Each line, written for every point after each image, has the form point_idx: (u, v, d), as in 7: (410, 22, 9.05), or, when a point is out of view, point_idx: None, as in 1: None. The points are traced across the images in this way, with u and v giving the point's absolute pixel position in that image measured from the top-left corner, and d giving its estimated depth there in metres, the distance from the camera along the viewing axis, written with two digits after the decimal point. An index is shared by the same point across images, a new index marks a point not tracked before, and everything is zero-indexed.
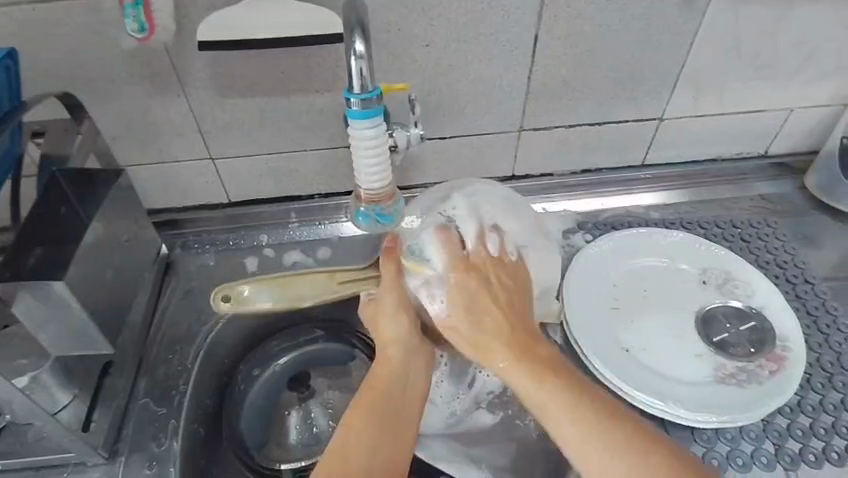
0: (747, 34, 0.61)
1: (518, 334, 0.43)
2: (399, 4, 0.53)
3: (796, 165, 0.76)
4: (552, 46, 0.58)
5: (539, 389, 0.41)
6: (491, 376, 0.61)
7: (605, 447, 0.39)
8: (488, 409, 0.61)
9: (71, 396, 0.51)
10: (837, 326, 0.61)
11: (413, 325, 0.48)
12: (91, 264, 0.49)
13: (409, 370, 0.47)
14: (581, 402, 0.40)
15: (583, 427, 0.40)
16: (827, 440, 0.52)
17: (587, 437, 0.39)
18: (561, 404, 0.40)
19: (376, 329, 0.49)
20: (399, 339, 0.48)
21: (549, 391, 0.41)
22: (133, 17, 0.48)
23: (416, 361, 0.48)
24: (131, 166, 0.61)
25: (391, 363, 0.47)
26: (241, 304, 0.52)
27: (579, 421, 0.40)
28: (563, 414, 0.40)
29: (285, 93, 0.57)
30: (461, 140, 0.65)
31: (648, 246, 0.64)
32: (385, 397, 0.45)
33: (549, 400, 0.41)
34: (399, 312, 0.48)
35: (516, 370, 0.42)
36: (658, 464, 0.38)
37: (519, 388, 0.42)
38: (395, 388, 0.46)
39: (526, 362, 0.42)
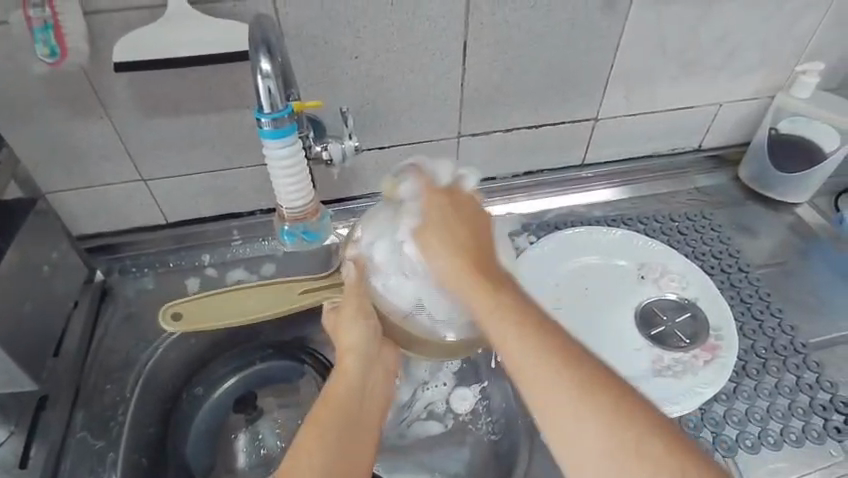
0: (671, 34, 0.62)
1: (482, 271, 0.38)
2: (323, 17, 0.52)
3: (729, 157, 0.79)
4: (482, 52, 0.59)
5: (522, 341, 0.35)
6: (439, 386, 0.63)
7: (574, 407, 0.34)
8: (438, 417, 0.61)
9: (8, 432, 0.51)
10: (770, 312, 0.63)
11: (376, 331, 0.46)
12: (9, 297, 0.48)
13: (367, 382, 0.45)
14: (565, 363, 0.35)
15: (561, 392, 0.34)
16: (762, 425, 0.54)
17: (562, 397, 0.34)
18: (530, 351, 0.35)
19: (336, 337, 0.46)
20: (362, 346, 0.45)
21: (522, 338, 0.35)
22: (42, 41, 0.46)
23: (376, 369, 0.47)
24: (57, 191, 0.59)
25: (350, 375, 0.44)
26: (189, 323, 0.53)
27: (564, 381, 0.34)
28: (535, 367, 0.35)
29: (214, 110, 0.56)
30: (400, 149, 0.65)
31: (588, 244, 0.66)
32: (348, 409, 0.42)
33: (521, 351, 0.35)
34: (362, 318, 0.45)
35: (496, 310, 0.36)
36: (626, 420, 0.33)
37: (486, 320, 0.37)
38: (354, 403, 0.43)
39: (505, 309, 0.36)
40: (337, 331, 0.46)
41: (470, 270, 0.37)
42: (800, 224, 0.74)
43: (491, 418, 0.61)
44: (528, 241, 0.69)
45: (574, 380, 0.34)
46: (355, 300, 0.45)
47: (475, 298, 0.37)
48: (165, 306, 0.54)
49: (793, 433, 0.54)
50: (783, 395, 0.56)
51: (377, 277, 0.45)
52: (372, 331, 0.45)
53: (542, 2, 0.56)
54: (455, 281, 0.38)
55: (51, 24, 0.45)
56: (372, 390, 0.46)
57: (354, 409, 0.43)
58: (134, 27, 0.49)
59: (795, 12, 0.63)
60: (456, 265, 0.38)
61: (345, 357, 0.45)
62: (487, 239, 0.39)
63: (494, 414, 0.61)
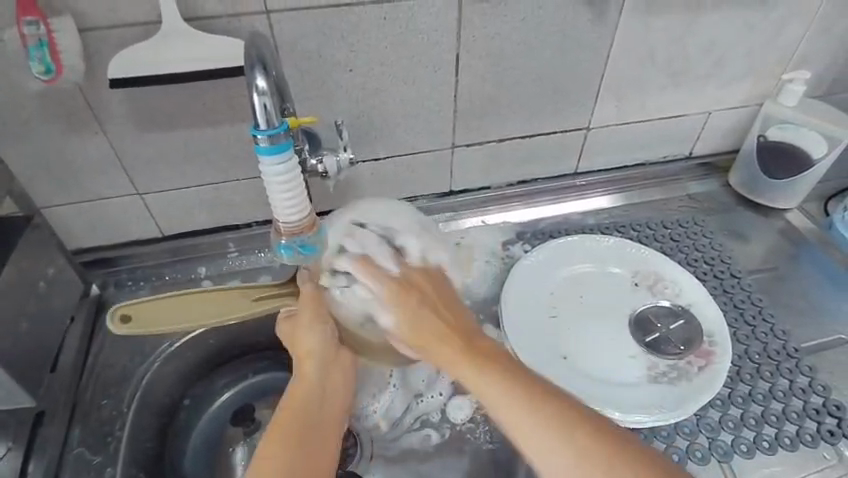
0: (660, 44, 0.63)
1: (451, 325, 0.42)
2: (317, 32, 0.53)
3: (720, 164, 0.80)
4: (474, 65, 0.59)
5: (488, 373, 0.39)
6: (434, 396, 0.62)
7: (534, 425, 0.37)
8: (434, 427, 0.61)
9: (6, 448, 0.51)
10: (763, 317, 0.64)
11: (330, 336, 0.47)
12: (5, 315, 0.48)
13: (327, 383, 0.45)
14: (520, 390, 0.38)
15: (520, 416, 0.37)
16: (757, 429, 0.55)
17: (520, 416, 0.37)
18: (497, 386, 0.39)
19: (292, 344, 0.47)
20: (318, 350, 0.45)
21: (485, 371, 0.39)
22: (38, 59, 0.45)
23: (339, 371, 0.46)
24: (52, 206, 0.59)
25: (307, 380, 0.44)
26: (137, 326, 0.57)
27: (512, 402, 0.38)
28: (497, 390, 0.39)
29: (209, 124, 0.56)
30: (395, 161, 0.66)
31: (582, 252, 0.67)
32: (306, 412, 0.41)
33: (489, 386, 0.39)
34: (318, 323, 0.46)
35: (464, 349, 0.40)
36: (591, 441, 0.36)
37: (463, 377, 0.40)
38: (314, 407, 0.42)
39: (468, 349, 0.41)
40: (293, 341, 0.46)
41: (442, 333, 0.41)
42: (790, 229, 0.75)
43: (489, 427, 0.61)
44: (523, 250, 0.70)
45: (541, 405, 0.37)
46: (311, 306, 0.47)
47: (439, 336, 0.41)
48: (115, 308, 0.58)
49: (787, 437, 0.54)
50: (777, 400, 0.57)
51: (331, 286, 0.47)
52: (329, 337, 0.46)
53: (533, 14, 0.57)
54: (446, 353, 0.41)
55: (46, 41, 0.45)
56: (332, 394, 0.45)
57: (315, 413, 0.42)
58: (130, 43, 0.49)
59: (780, 22, 0.65)
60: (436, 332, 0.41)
61: (302, 362, 0.45)
62: (454, 308, 0.44)
63: (492, 423, 0.61)
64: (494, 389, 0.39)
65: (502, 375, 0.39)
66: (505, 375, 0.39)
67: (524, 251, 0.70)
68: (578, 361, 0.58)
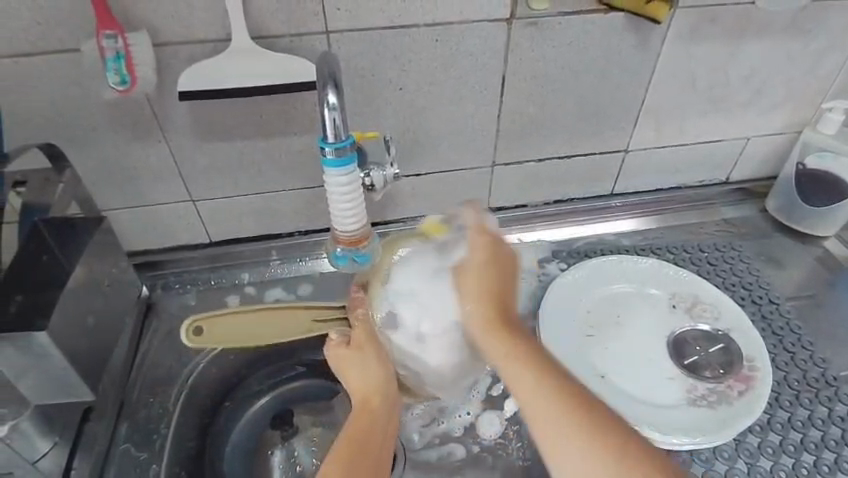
0: (701, 71, 0.65)
1: (504, 325, 0.43)
2: (371, 51, 0.55)
3: (756, 190, 0.80)
4: (519, 86, 0.61)
5: (545, 392, 0.39)
6: (464, 415, 0.62)
7: (576, 435, 0.37)
8: (463, 440, 0.61)
9: (51, 444, 0.53)
10: (801, 344, 0.64)
11: (386, 370, 0.47)
12: (71, 313, 0.50)
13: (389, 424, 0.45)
14: (575, 406, 0.38)
15: (561, 424, 0.38)
16: (796, 456, 0.54)
17: (558, 418, 0.38)
18: (548, 394, 0.39)
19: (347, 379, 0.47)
20: (375, 385, 0.46)
21: (538, 386, 0.39)
22: (114, 70, 0.49)
23: (393, 408, 0.46)
24: (111, 210, 0.62)
25: (370, 413, 0.44)
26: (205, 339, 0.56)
27: (559, 411, 0.38)
28: (545, 406, 0.39)
29: (263, 136, 0.59)
30: (436, 176, 0.67)
31: (619, 272, 0.67)
32: (365, 437, 0.43)
33: (540, 406, 0.39)
34: (375, 360, 0.47)
35: (518, 364, 0.40)
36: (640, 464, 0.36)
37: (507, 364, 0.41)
38: (374, 441, 0.43)
39: (518, 355, 0.41)
40: (343, 373, 0.47)
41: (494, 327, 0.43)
42: (827, 256, 0.75)
43: (523, 444, 0.61)
44: (559, 268, 0.71)
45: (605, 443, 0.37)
46: (368, 338, 0.48)
47: (496, 347, 0.42)
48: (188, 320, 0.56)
49: (826, 465, 0.54)
50: (815, 427, 0.56)
51: (384, 323, 0.50)
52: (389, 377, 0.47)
53: (578, 38, 0.59)
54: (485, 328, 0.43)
55: (123, 54, 0.49)
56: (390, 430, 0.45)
57: (374, 447, 0.42)
58: (198, 58, 0.52)
59: (821, 52, 0.66)
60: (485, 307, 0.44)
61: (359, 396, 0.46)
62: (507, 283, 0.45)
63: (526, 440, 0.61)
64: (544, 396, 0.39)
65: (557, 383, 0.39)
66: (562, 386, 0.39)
67: (560, 269, 0.71)
68: (615, 380, 0.59)
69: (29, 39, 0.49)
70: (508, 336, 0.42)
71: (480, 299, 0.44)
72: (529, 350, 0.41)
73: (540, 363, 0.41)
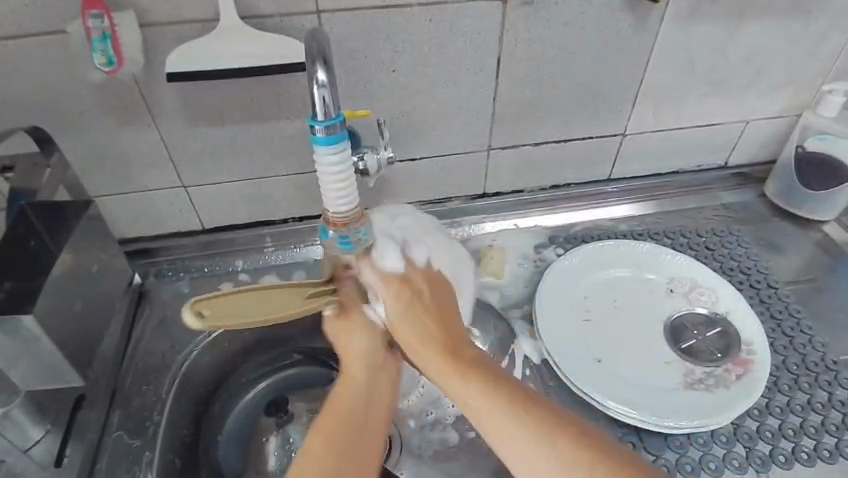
0: (700, 52, 0.63)
1: (453, 356, 0.45)
2: (364, 32, 0.54)
3: (754, 175, 0.79)
4: (515, 68, 0.60)
5: (505, 414, 0.41)
6: (455, 404, 0.62)
7: (533, 444, 0.40)
8: (458, 427, 0.61)
9: (44, 432, 0.52)
10: (800, 328, 0.63)
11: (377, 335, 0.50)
12: (60, 296, 0.50)
13: (375, 390, 0.48)
14: (521, 405, 0.41)
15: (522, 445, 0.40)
16: (796, 440, 0.54)
17: (514, 432, 0.40)
18: (506, 418, 0.41)
19: (338, 343, 0.50)
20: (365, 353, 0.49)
21: (485, 404, 0.42)
22: (101, 51, 0.48)
23: (379, 375, 0.49)
24: (102, 196, 0.61)
25: (356, 379, 0.48)
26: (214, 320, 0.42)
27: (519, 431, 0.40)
28: (492, 418, 0.41)
29: (255, 120, 0.58)
30: (431, 161, 0.67)
31: (616, 257, 0.67)
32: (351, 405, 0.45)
33: (490, 418, 0.41)
34: (366, 328, 0.50)
35: (461, 385, 0.43)
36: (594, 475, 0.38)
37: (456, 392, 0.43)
38: (359, 408, 0.45)
39: (468, 380, 0.43)
40: (339, 342, 0.50)
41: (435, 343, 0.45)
42: (827, 241, 0.74)
43: None
44: (556, 254, 0.70)
45: (551, 444, 0.39)
46: (357, 307, 0.50)
47: (432, 363, 0.45)
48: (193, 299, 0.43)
49: (826, 449, 0.53)
50: (815, 411, 0.56)
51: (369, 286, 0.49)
52: (378, 342, 0.50)
53: (575, 19, 0.58)
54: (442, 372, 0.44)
55: (109, 34, 0.48)
56: (378, 398, 0.48)
57: (359, 415, 0.45)
58: (186, 39, 0.51)
59: (822, 33, 0.65)
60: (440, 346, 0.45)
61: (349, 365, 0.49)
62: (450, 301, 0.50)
63: None
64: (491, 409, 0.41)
65: (506, 397, 0.42)
66: (509, 395, 0.42)
67: (557, 255, 0.70)
68: (612, 364, 0.58)
69: (14, 21, 0.48)
70: (461, 371, 0.44)
71: (410, 307, 0.47)
72: (467, 364, 0.44)
73: (490, 387, 0.42)
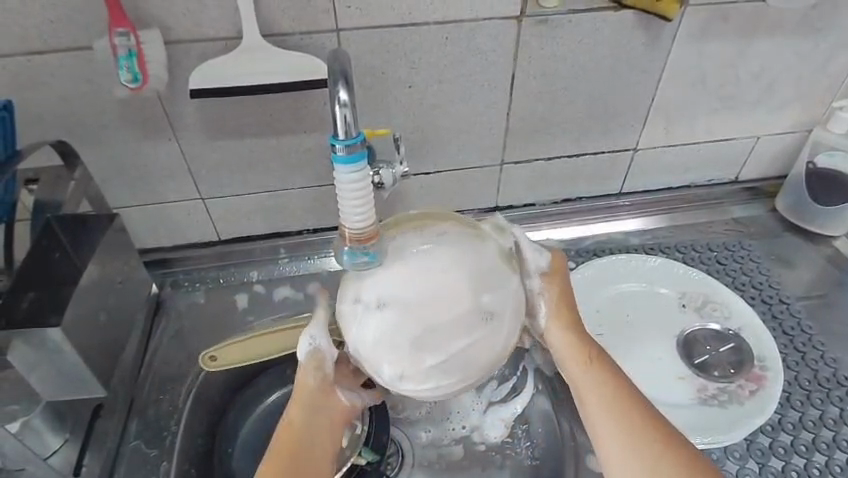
0: (710, 70, 0.64)
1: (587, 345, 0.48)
2: (381, 49, 0.55)
3: (765, 189, 0.79)
4: (529, 84, 0.61)
5: (609, 401, 0.45)
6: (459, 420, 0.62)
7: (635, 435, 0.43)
8: (466, 441, 0.61)
9: (62, 440, 0.53)
10: (812, 344, 0.63)
11: (324, 376, 0.48)
12: (84, 307, 0.50)
13: (318, 430, 0.47)
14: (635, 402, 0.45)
15: (622, 426, 0.43)
16: (808, 457, 0.54)
17: (621, 431, 0.43)
18: (615, 406, 0.44)
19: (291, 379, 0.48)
20: (313, 401, 0.47)
21: (611, 395, 0.45)
22: (127, 68, 0.49)
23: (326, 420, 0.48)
24: (121, 207, 0.62)
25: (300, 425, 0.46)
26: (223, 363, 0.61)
27: (616, 415, 0.44)
28: (608, 424, 0.44)
29: (272, 134, 0.59)
30: (444, 175, 0.67)
31: (628, 270, 0.67)
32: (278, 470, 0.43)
33: (595, 398, 0.45)
34: (315, 363, 0.48)
35: (593, 369, 0.47)
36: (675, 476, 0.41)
37: (575, 372, 0.47)
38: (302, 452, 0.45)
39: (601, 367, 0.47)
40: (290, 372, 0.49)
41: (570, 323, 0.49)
42: (838, 256, 0.74)
43: (531, 443, 0.61)
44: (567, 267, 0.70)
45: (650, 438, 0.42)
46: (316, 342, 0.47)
47: (564, 336, 0.49)
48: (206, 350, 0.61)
49: (838, 465, 0.53)
50: (827, 427, 0.56)
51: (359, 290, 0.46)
52: (323, 379, 0.48)
53: (589, 37, 0.58)
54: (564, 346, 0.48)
55: (135, 52, 0.49)
56: (321, 442, 0.47)
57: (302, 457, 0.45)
58: (208, 56, 0.52)
59: (833, 50, 0.65)
60: (569, 328, 0.49)
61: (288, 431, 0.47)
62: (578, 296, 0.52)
63: (534, 439, 0.61)
64: (601, 386, 0.46)
65: (617, 381, 0.46)
66: (620, 382, 0.46)
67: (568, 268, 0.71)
68: None
69: (42, 38, 0.49)
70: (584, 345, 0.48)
71: (571, 322, 0.49)
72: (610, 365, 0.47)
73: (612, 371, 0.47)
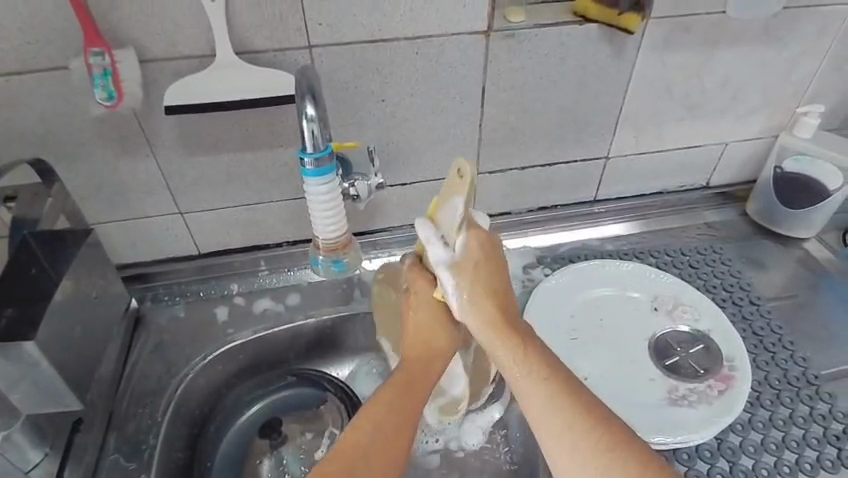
0: (676, 79, 0.66)
1: (505, 313, 0.44)
2: (353, 65, 0.57)
3: (736, 194, 0.82)
4: (500, 96, 0.63)
5: (546, 403, 0.40)
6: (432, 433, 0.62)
7: (573, 438, 0.39)
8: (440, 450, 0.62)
9: (42, 455, 0.53)
10: (782, 344, 0.65)
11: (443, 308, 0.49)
12: (62, 321, 0.51)
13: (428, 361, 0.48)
14: (568, 386, 0.41)
15: (551, 410, 0.40)
16: (778, 455, 0.55)
17: (559, 433, 0.39)
18: (548, 405, 0.40)
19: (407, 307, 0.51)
20: (429, 333, 0.49)
21: (545, 394, 0.40)
22: (101, 86, 0.50)
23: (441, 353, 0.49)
24: (100, 223, 0.63)
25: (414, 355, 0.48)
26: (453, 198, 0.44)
27: (555, 418, 0.40)
28: (549, 428, 0.40)
29: (250, 149, 0.60)
30: (420, 186, 0.69)
31: (601, 275, 0.69)
32: (407, 383, 0.46)
33: (530, 395, 0.41)
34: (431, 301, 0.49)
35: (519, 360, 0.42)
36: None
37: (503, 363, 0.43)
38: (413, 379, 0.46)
39: (529, 357, 0.42)
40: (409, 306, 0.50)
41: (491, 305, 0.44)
42: (808, 257, 0.76)
43: (510, 448, 0.61)
44: (543, 274, 0.72)
45: (587, 438, 0.39)
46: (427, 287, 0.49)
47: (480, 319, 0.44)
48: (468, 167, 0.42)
49: (808, 462, 0.54)
50: (797, 425, 0.57)
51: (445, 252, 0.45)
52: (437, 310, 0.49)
53: (556, 50, 0.60)
54: (485, 333, 0.44)
55: (110, 71, 0.50)
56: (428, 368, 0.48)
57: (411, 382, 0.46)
58: (183, 74, 0.53)
59: (794, 58, 0.67)
60: (483, 310, 0.44)
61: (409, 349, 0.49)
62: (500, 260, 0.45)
63: (513, 444, 0.61)
64: (532, 384, 0.41)
65: (549, 375, 0.41)
66: (555, 376, 0.41)
67: (544, 275, 0.72)
68: (597, 381, 0.60)
69: (16, 57, 0.50)
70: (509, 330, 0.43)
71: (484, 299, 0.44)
72: (542, 350, 0.43)
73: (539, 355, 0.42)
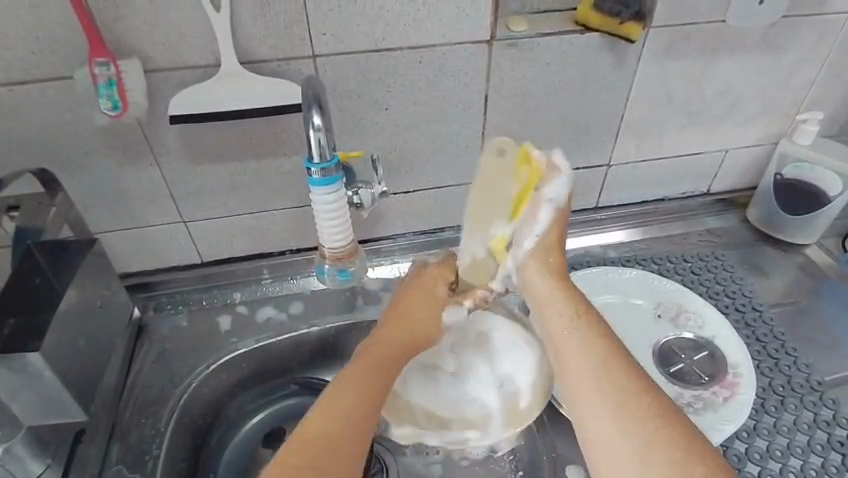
0: (677, 86, 0.67)
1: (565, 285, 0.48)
2: (357, 74, 0.57)
3: (737, 200, 0.82)
4: (502, 104, 0.63)
5: (594, 361, 0.42)
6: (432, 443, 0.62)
7: (616, 398, 0.40)
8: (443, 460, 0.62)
9: (44, 466, 0.53)
10: (785, 350, 0.65)
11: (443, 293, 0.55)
12: (66, 330, 0.51)
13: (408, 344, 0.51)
14: (616, 356, 0.42)
15: (598, 366, 0.42)
16: (783, 461, 0.55)
17: (605, 391, 0.40)
18: (596, 362, 0.42)
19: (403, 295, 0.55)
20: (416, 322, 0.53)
21: (595, 351, 0.43)
22: (106, 96, 0.50)
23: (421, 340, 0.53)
24: (103, 232, 0.63)
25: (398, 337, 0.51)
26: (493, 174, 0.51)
27: (602, 376, 0.41)
28: (595, 383, 0.41)
29: (253, 158, 0.60)
30: (423, 194, 0.69)
31: (604, 283, 0.69)
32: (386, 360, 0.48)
33: (580, 351, 0.43)
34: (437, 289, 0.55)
35: (576, 319, 0.45)
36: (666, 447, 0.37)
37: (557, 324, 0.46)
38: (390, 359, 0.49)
39: (583, 326, 0.45)
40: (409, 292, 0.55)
41: (554, 276, 0.49)
42: (809, 263, 0.77)
43: (514, 456, 0.62)
44: None
45: (631, 400, 0.39)
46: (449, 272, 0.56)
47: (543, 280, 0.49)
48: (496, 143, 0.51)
49: (813, 469, 0.54)
50: (802, 432, 0.57)
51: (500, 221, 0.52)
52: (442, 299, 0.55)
53: (557, 59, 0.61)
54: (548, 294, 0.48)
55: (115, 81, 0.50)
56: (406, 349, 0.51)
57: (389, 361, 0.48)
58: (188, 84, 0.54)
59: (794, 65, 0.68)
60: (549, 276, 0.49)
61: (389, 332, 0.51)
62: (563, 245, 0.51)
63: (517, 453, 0.62)
64: (584, 342, 0.44)
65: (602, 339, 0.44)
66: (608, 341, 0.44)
67: None
68: None
69: (21, 67, 0.50)
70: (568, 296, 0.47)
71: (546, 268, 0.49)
72: (596, 321, 0.45)
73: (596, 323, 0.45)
